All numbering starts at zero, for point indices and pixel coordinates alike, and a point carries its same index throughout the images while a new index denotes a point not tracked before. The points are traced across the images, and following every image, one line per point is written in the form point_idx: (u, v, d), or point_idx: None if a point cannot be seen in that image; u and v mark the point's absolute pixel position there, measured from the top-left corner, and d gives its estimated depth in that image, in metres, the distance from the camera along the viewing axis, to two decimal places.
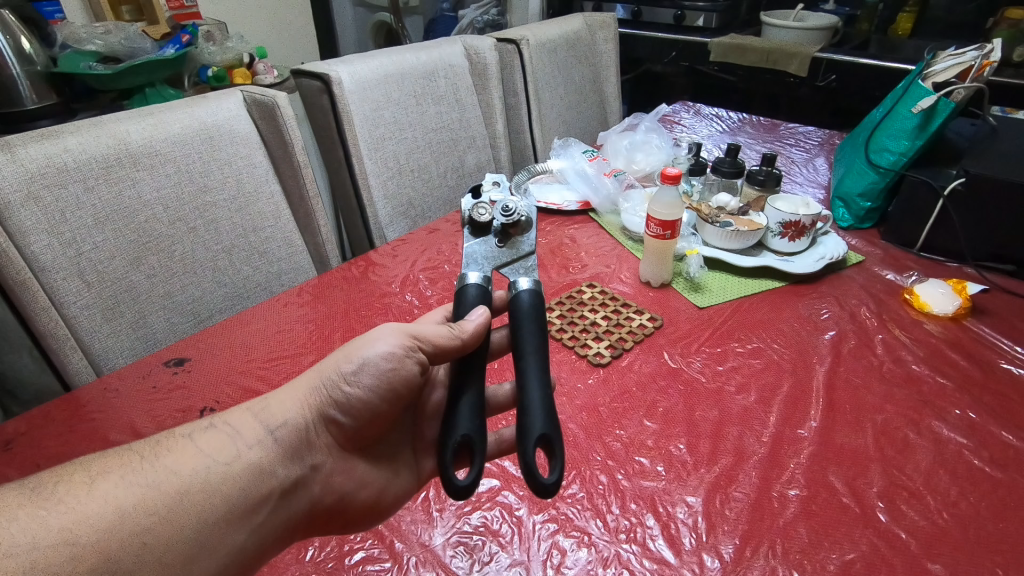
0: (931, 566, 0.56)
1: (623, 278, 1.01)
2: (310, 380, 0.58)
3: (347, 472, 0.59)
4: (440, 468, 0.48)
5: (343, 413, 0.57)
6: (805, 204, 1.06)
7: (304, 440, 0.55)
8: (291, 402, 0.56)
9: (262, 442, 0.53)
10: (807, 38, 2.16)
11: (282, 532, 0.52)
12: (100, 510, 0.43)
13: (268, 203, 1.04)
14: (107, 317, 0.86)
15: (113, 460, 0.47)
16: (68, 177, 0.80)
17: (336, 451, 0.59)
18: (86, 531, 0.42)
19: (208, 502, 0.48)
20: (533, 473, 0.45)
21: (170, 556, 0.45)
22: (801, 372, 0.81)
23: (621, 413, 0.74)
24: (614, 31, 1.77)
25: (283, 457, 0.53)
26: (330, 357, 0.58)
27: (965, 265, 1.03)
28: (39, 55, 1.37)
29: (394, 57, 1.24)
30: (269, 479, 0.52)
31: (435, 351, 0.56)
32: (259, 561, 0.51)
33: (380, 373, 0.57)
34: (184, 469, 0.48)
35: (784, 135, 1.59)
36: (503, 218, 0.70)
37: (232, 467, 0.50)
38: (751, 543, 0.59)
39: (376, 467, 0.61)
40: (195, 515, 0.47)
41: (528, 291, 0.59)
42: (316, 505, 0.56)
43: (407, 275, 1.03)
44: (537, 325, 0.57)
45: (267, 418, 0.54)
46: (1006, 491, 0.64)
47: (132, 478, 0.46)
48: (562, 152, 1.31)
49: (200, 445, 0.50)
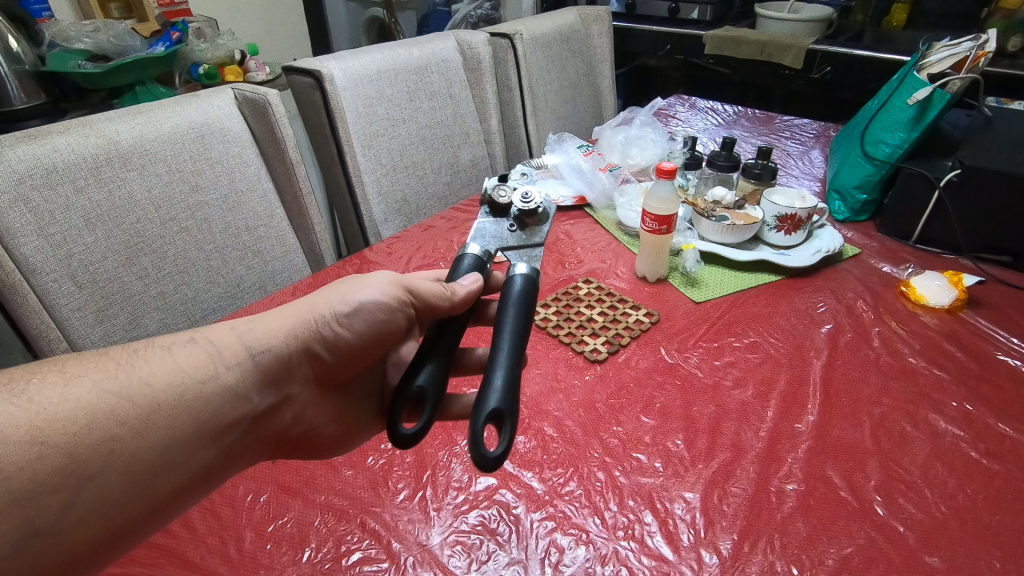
0: (929, 558, 0.56)
1: (619, 273, 1.01)
2: (300, 311, 0.57)
3: (318, 407, 0.60)
4: (388, 416, 0.49)
5: (328, 351, 0.58)
6: (802, 197, 1.04)
7: (284, 369, 0.56)
8: (277, 329, 0.55)
9: (241, 365, 0.52)
10: (802, 30, 2.15)
11: (250, 450, 0.54)
12: (70, 413, 0.43)
13: (260, 202, 1.04)
14: (98, 319, 0.85)
15: (89, 362, 0.47)
16: (58, 177, 0.79)
17: (311, 384, 0.60)
18: (54, 432, 0.42)
19: (181, 418, 0.47)
20: (477, 443, 0.44)
21: (137, 467, 0.45)
22: (798, 366, 0.80)
23: (618, 409, 0.74)
24: (608, 24, 1.76)
25: (261, 384, 0.53)
26: (321, 293, 0.58)
27: (961, 256, 1.03)
28: (27, 54, 1.36)
29: (386, 52, 1.23)
30: (244, 403, 0.52)
31: (424, 307, 0.57)
32: (224, 476, 0.52)
33: (372, 321, 0.59)
34: (159, 382, 0.47)
35: (780, 127, 1.59)
36: (521, 205, 0.70)
37: (207, 387, 0.49)
38: (749, 539, 0.59)
39: (347, 404, 0.63)
40: (165, 428, 0.47)
41: (522, 276, 0.58)
42: (286, 431, 0.58)
43: (402, 273, 1.02)
44: (522, 311, 0.55)
45: (250, 340, 0.54)
46: (1002, 483, 0.64)
47: (106, 386, 0.45)
48: (557, 147, 1.30)
49: (178, 359, 0.50)
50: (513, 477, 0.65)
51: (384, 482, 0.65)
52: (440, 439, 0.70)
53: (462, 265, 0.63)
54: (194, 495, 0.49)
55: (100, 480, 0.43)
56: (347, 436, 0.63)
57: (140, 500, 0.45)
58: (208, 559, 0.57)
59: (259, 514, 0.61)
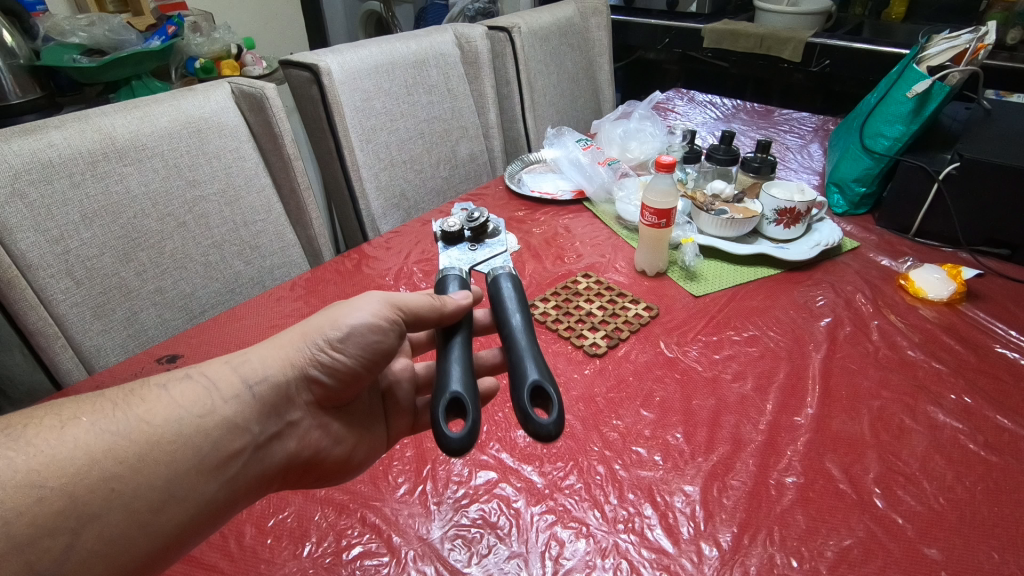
0: (928, 550, 0.57)
1: (618, 268, 1.01)
2: (294, 339, 0.58)
3: (322, 429, 0.60)
4: (433, 425, 0.47)
5: (326, 374, 0.58)
6: (801, 191, 1.04)
7: (283, 397, 0.56)
8: (273, 358, 0.56)
9: (240, 397, 0.53)
10: (801, 23, 2.14)
11: (257, 483, 0.54)
12: (69, 455, 0.43)
13: (258, 197, 1.03)
14: (96, 315, 0.85)
15: (85, 405, 0.47)
16: (53, 173, 0.79)
17: (312, 407, 0.60)
18: (53, 475, 0.42)
19: (180, 453, 0.48)
20: (529, 420, 0.47)
21: (138, 504, 0.45)
22: (798, 359, 0.80)
23: (617, 402, 0.74)
24: (607, 17, 1.75)
25: (260, 413, 0.54)
26: (313, 319, 0.58)
27: (960, 249, 1.03)
28: (22, 49, 1.35)
29: (383, 46, 1.22)
30: (244, 434, 0.52)
31: (413, 319, 0.57)
32: (232, 509, 0.51)
33: (365, 344, 0.58)
34: (156, 419, 0.48)
35: (779, 121, 1.59)
36: (470, 225, 0.72)
37: (206, 421, 0.50)
38: (748, 531, 0.59)
39: (350, 426, 0.63)
40: (166, 463, 0.47)
41: (506, 275, 0.64)
42: (292, 458, 0.57)
43: (401, 268, 1.02)
44: (519, 302, 0.61)
45: (246, 371, 0.54)
46: (1001, 475, 0.64)
47: (103, 425, 0.46)
48: (557, 142, 1.31)
49: (175, 395, 0.50)
50: (513, 472, 0.65)
51: (384, 477, 0.65)
52: None
53: (449, 288, 0.64)
54: (199, 530, 0.49)
55: (102, 520, 0.43)
56: (348, 464, 0.62)
57: (143, 538, 0.45)
58: (208, 554, 0.57)
59: (259, 509, 0.61)
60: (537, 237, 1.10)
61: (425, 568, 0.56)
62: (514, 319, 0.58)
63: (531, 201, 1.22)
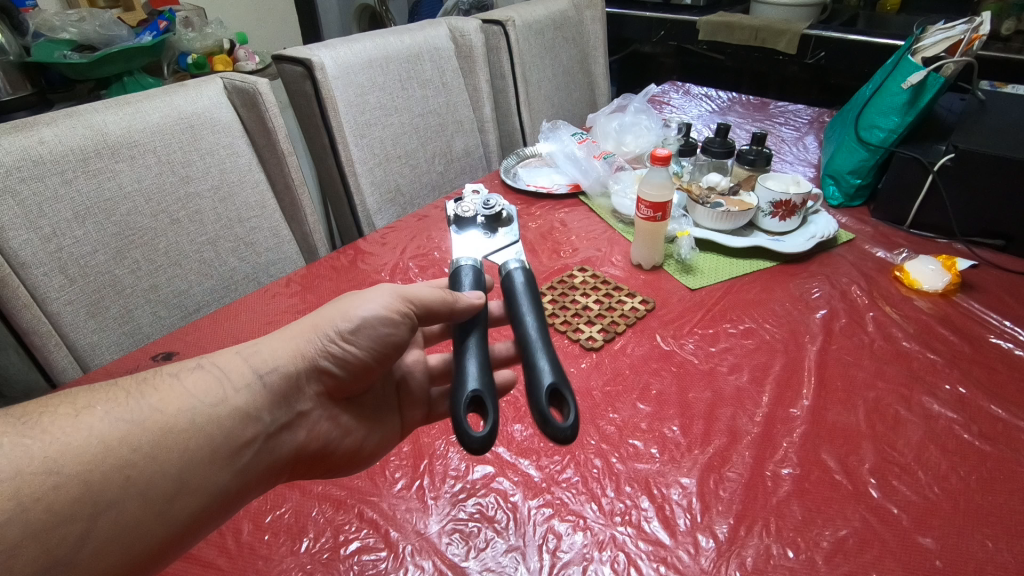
0: (923, 539, 0.57)
1: (614, 261, 1.01)
2: (304, 331, 0.58)
3: (331, 420, 0.60)
4: (455, 420, 0.48)
5: (336, 366, 0.58)
6: (796, 183, 1.04)
7: (294, 388, 0.56)
8: (283, 350, 0.56)
9: (252, 387, 0.53)
10: (796, 14, 2.14)
11: (267, 473, 0.54)
12: (85, 442, 0.43)
13: (253, 192, 1.03)
14: (90, 313, 0.85)
15: (100, 393, 0.47)
16: (45, 169, 0.78)
17: (321, 400, 0.60)
18: (69, 462, 0.42)
19: (194, 442, 0.48)
20: (548, 421, 0.47)
21: (152, 492, 0.45)
22: (793, 352, 0.81)
23: (613, 396, 0.74)
24: (602, 10, 1.74)
25: (271, 403, 0.54)
26: (323, 313, 0.59)
27: (955, 240, 1.03)
28: (11, 45, 1.34)
29: (377, 40, 1.21)
30: (255, 424, 0.52)
31: (423, 312, 0.58)
32: (243, 497, 0.52)
33: (375, 337, 0.58)
34: (170, 408, 0.48)
35: (774, 114, 1.58)
36: (485, 211, 0.89)
37: (220, 409, 0.50)
38: (745, 522, 0.59)
39: (358, 419, 0.63)
40: (179, 451, 0.47)
41: (520, 269, 0.64)
42: (301, 450, 0.57)
43: (397, 263, 1.02)
44: (531, 300, 0.61)
45: (258, 362, 0.55)
46: (995, 464, 0.64)
47: (117, 414, 0.46)
48: (551, 136, 1.29)
49: (188, 385, 0.51)
50: (510, 466, 0.65)
51: (381, 472, 0.65)
52: (438, 428, 0.70)
53: (462, 281, 0.64)
54: (210, 519, 0.49)
55: (116, 509, 0.43)
56: (357, 455, 0.62)
57: (157, 526, 0.46)
58: (206, 551, 0.57)
59: (256, 505, 0.61)
60: (533, 231, 1.10)
61: (423, 562, 0.56)
62: (529, 319, 0.58)
63: (527, 196, 1.22)
